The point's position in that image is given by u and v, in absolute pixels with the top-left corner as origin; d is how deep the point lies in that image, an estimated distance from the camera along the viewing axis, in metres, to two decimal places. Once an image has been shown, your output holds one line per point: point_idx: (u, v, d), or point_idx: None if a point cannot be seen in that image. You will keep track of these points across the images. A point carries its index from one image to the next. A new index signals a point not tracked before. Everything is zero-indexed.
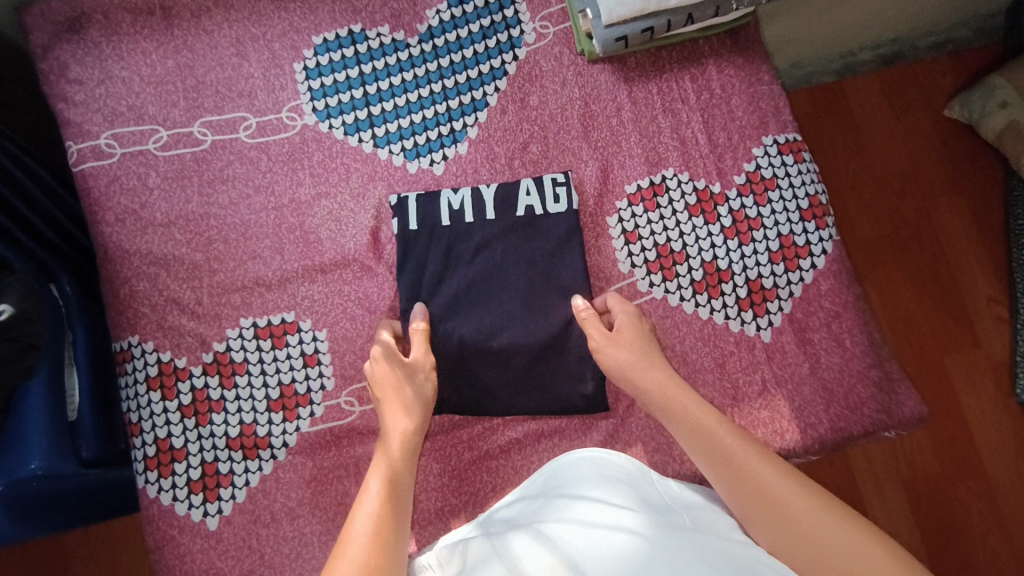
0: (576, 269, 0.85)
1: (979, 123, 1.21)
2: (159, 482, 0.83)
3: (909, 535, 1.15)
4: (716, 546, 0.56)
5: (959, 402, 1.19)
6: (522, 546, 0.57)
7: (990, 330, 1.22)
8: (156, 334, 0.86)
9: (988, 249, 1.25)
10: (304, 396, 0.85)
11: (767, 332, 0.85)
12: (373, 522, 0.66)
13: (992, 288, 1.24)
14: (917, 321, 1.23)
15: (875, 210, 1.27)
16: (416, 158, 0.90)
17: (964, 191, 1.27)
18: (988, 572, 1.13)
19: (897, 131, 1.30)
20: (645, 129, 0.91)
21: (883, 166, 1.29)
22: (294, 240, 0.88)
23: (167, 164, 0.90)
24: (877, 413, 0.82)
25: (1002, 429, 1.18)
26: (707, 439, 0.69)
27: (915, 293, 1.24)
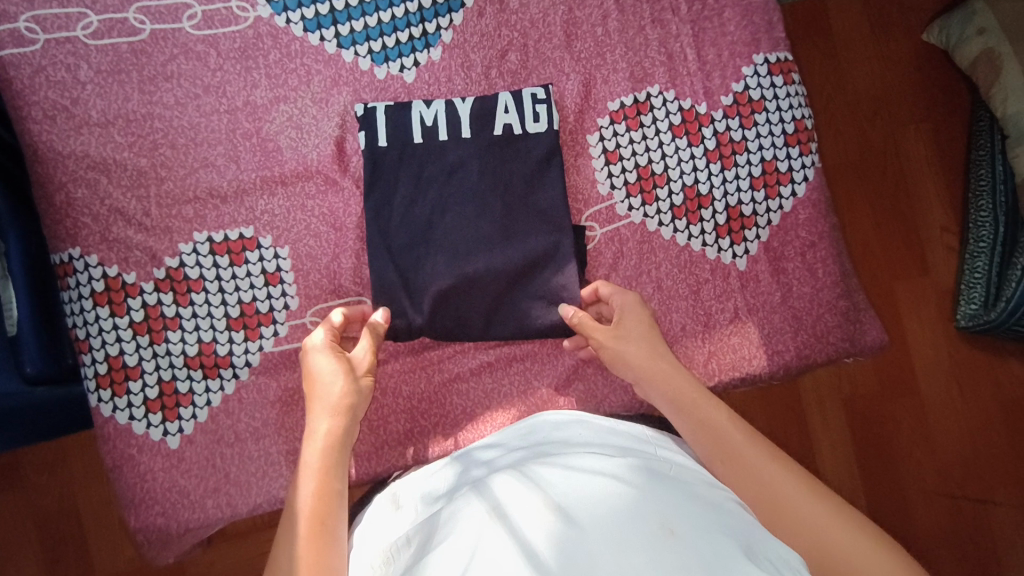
0: (556, 191, 0.81)
1: (955, 48, 1.19)
2: (114, 401, 0.79)
3: (846, 449, 1.22)
4: (698, 490, 0.54)
5: (903, 326, 1.24)
6: (502, 485, 0.56)
7: (940, 258, 1.25)
8: (100, 247, 0.79)
9: (948, 180, 1.27)
10: (267, 315, 0.81)
11: (742, 260, 0.85)
12: (319, 472, 0.63)
13: (947, 218, 1.26)
14: (873, 248, 1.25)
15: (846, 136, 1.26)
16: (384, 62, 0.83)
17: (933, 121, 1.27)
18: (911, 482, 1.22)
19: (877, 55, 1.27)
20: (631, 41, 0.85)
21: (861, 92, 1.26)
22: (250, 148, 0.81)
23: (100, 55, 0.79)
24: (841, 340, 0.85)
25: (938, 353, 1.24)
26: (688, 407, 0.67)
27: (876, 221, 1.25)
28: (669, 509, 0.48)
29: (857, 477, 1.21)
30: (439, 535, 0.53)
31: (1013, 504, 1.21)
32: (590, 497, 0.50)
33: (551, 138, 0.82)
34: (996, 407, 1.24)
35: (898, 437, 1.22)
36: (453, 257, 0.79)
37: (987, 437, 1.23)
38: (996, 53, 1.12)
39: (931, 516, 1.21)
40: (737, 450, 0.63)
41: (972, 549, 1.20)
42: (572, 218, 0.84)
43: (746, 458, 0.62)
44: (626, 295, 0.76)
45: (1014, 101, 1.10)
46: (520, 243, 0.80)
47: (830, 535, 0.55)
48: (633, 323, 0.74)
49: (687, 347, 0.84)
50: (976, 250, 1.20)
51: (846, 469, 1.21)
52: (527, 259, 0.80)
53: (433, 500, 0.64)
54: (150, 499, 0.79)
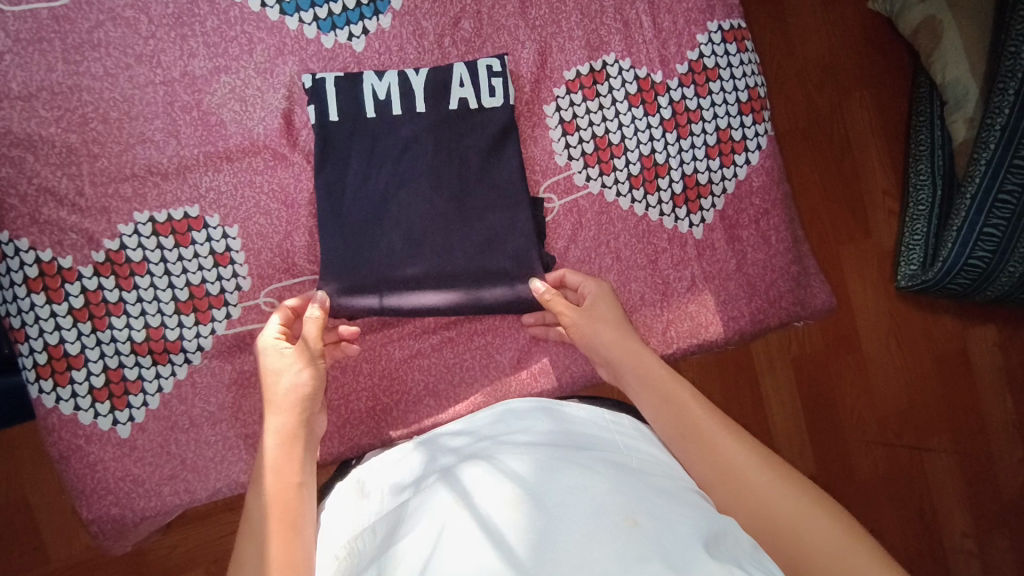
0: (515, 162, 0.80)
1: (899, 15, 1.20)
2: (56, 392, 0.75)
3: (794, 407, 1.27)
4: (659, 482, 0.56)
5: (846, 288, 1.29)
6: (470, 473, 0.56)
7: (882, 222, 1.30)
8: (31, 230, 0.74)
9: (890, 146, 1.31)
10: (218, 297, 0.78)
11: (698, 229, 0.86)
12: (281, 468, 0.62)
13: (888, 182, 1.30)
14: (818, 212, 1.29)
15: (794, 102, 1.28)
16: (331, 31, 0.79)
17: (877, 87, 1.30)
18: (853, 436, 1.28)
19: (824, 21, 1.29)
20: (587, 8, 0.84)
21: (809, 58, 1.28)
22: (191, 122, 0.77)
23: (18, 22, 0.73)
24: (792, 305, 0.88)
25: (880, 314, 1.29)
26: (653, 386, 0.69)
27: (822, 186, 1.29)
28: (634, 503, 0.49)
29: (805, 433, 1.27)
30: (405, 523, 0.53)
31: (945, 450, 1.30)
32: (556, 488, 0.51)
33: (506, 111, 0.80)
34: (932, 362, 1.30)
35: (843, 393, 1.28)
36: (411, 235, 0.77)
37: (923, 389, 1.30)
38: (938, 21, 1.14)
39: (871, 465, 1.28)
40: (700, 427, 0.64)
41: (908, 493, 1.28)
42: (530, 190, 0.83)
43: (708, 438, 0.63)
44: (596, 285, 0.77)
45: (954, 66, 1.13)
46: (481, 217, 0.78)
47: (783, 509, 0.57)
48: (604, 311, 0.75)
49: (646, 316, 0.85)
50: (915, 213, 1.24)
51: (793, 426, 1.27)
52: (493, 239, 0.78)
53: (399, 489, 0.63)
54: (102, 489, 0.76)
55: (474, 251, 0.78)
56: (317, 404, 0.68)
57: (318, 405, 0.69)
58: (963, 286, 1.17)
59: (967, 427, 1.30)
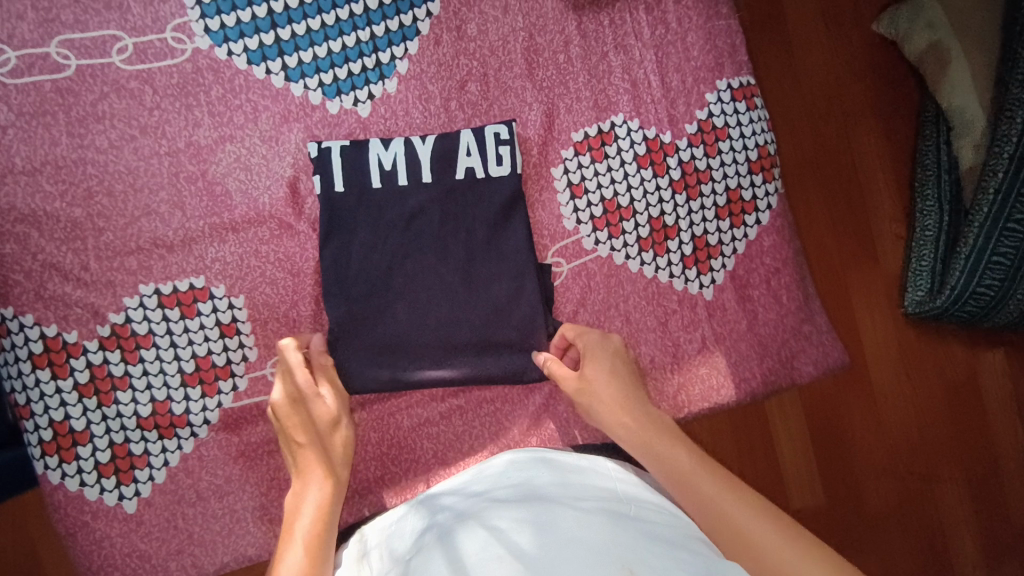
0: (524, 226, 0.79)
1: (904, 42, 1.18)
2: (62, 468, 0.75)
3: (805, 443, 1.23)
4: (656, 532, 0.55)
5: (856, 318, 1.24)
6: (465, 536, 0.54)
7: (890, 250, 1.26)
8: (36, 305, 0.73)
9: (896, 171, 1.26)
10: (224, 368, 0.77)
11: (709, 290, 0.85)
12: (320, 512, 0.66)
13: (895, 209, 1.26)
14: (826, 242, 1.24)
15: (801, 129, 1.24)
16: (336, 96, 0.78)
17: (882, 112, 1.26)
18: (862, 468, 1.24)
19: (832, 48, 1.24)
20: (594, 68, 0.83)
21: (815, 86, 1.24)
22: (196, 192, 0.76)
23: (21, 95, 0.72)
24: (804, 365, 0.87)
25: (889, 342, 1.25)
26: (653, 452, 0.69)
27: (830, 216, 1.24)
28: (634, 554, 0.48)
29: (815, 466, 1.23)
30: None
31: (955, 479, 1.26)
32: (553, 544, 0.50)
33: (513, 180, 0.79)
34: (941, 389, 1.26)
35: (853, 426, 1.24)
36: (422, 303, 0.77)
37: (934, 418, 1.26)
38: (944, 47, 1.12)
39: (882, 495, 1.24)
40: (702, 487, 0.64)
41: (916, 524, 1.25)
42: (539, 255, 0.82)
43: (716, 503, 0.62)
44: (592, 336, 0.77)
45: (961, 93, 1.11)
46: (489, 288, 0.78)
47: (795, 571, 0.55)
48: (598, 370, 0.74)
49: (657, 379, 0.84)
50: (923, 240, 1.21)
51: (804, 464, 1.23)
52: (505, 312, 0.78)
53: (395, 548, 0.61)
54: (109, 565, 0.75)
55: (484, 323, 0.78)
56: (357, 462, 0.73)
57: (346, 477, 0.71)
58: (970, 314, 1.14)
59: (978, 456, 1.26)
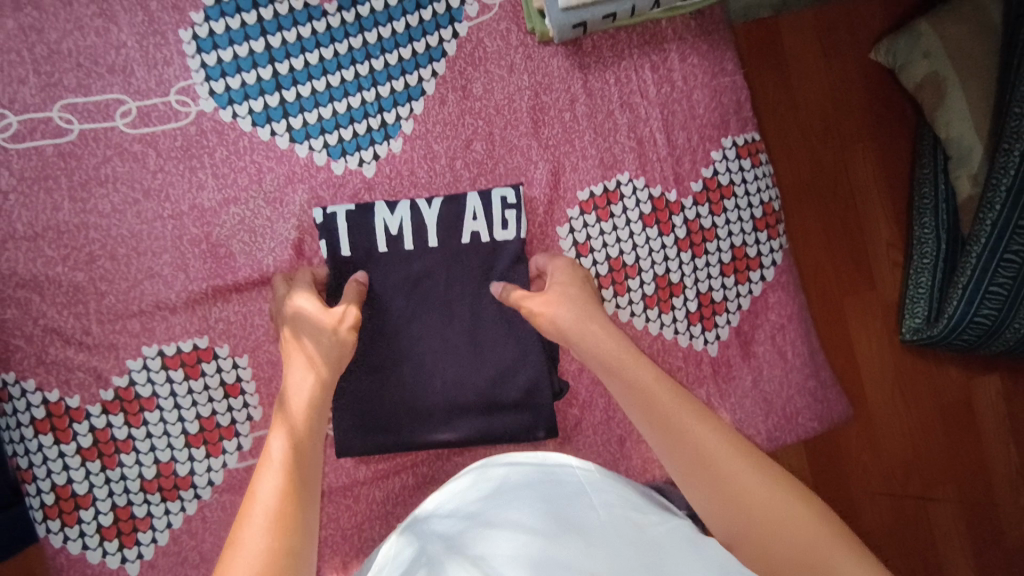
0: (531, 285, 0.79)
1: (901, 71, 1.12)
2: (64, 532, 0.74)
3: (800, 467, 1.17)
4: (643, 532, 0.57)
5: (852, 346, 1.20)
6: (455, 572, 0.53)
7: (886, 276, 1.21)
8: (37, 371, 0.73)
9: (892, 198, 1.22)
10: (228, 428, 0.77)
11: (713, 345, 0.85)
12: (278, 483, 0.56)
13: (893, 236, 1.21)
14: (824, 267, 1.20)
15: (796, 155, 1.20)
16: (341, 156, 0.77)
17: (879, 139, 1.21)
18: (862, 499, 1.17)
19: (829, 74, 1.20)
20: (600, 126, 0.83)
21: (811, 112, 1.20)
22: (200, 255, 0.75)
23: (23, 160, 0.72)
24: (809, 420, 0.87)
25: (885, 367, 1.19)
26: (649, 404, 0.61)
27: (825, 243, 1.20)
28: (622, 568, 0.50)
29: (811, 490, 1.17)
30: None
31: (949, 499, 1.18)
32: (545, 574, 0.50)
33: (518, 245, 0.79)
34: (935, 411, 1.19)
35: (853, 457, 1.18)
36: (429, 364, 0.77)
37: (928, 440, 1.18)
38: (942, 77, 1.05)
39: (876, 516, 1.17)
40: (708, 451, 0.57)
41: (913, 546, 1.16)
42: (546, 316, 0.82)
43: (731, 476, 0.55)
44: (560, 261, 0.77)
45: (957, 124, 1.04)
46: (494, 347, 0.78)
47: (768, 510, 0.53)
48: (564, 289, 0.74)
49: None
50: (920, 266, 1.15)
51: None
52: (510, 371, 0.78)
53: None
54: None
55: (491, 385, 0.77)
56: (326, 422, 0.65)
57: (328, 403, 0.66)
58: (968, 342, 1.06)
59: (975, 480, 1.18)
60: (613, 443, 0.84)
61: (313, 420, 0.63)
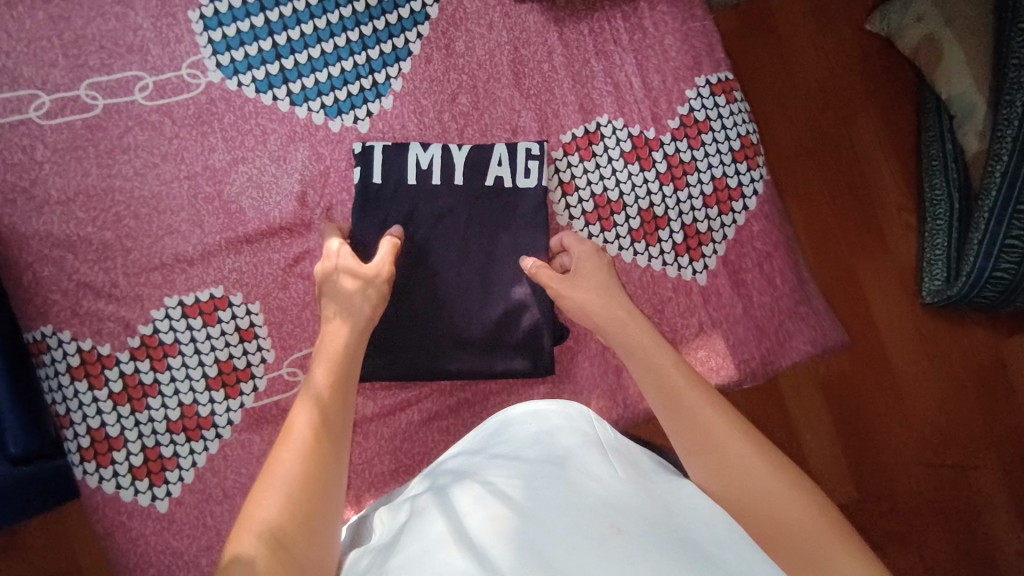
0: (526, 219, 0.83)
1: (897, 36, 1.18)
2: (99, 472, 0.81)
3: (830, 437, 1.21)
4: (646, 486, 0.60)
5: (868, 305, 1.23)
6: (456, 498, 0.58)
7: (900, 238, 1.25)
8: (73, 322, 0.80)
9: (899, 159, 1.26)
10: (244, 371, 0.83)
11: (702, 275, 0.88)
12: (306, 450, 0.60)
13: (902, 197, 1.25)
14: (832, 233, 1.23)
15: (798, 125, 1.24)
16: (338, 116, 0.84)
17: (880, 104, 1.25)
18: (894, 461, 1.22)
19: (822, 46, 1.25)
20: (578, 74, 0.88)
21: (809, 82, 1.24)
22: (213, 212, 0.82)
23: (55, 134, 0.80)
24: (802, 344, 0.89)
25: (905, 328, 1.24)
26: (662, 381, 0.66)
27: (831, 208, 1.24)
28: (619, 517, 0.54)
29: (844, 461, 1.21)
30: (396, 547, 0.57)
31: (990, 466, 1.22)
32: (544, 512, 0.54)
33: (537, 193, 0.83)
34: (967, 376, 1.23)
35: (876, 415, 1.22)
36: (431, 304, 0.82)
37: (959, 407, 1.23)
38: (938, 38, 1.12)
39: (914, 484, 1.21)
40: (707, 426, 0.62)
41: (955, 513, 1.21)
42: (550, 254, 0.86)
43: (725, 447, 0.60)
44: (585, 244, 0.79)
45: (958, 80, 1.11)
46: (489, 279, 0.83)
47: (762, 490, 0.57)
48: (590, 271, 0.77)
49: None
50: (934, 228, 1.20)
51: (829, 453, 1.21)
52: (504, 304, 0.82)
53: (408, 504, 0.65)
54: (144, 561, 0.81)
55: (490, 320, 0.82)
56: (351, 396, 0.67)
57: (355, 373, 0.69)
58: (993, 299, 1.10)
59: (1012, 449, 1.22)
60: (610, 374, 0.88)
61: (339, 399, 0.65)
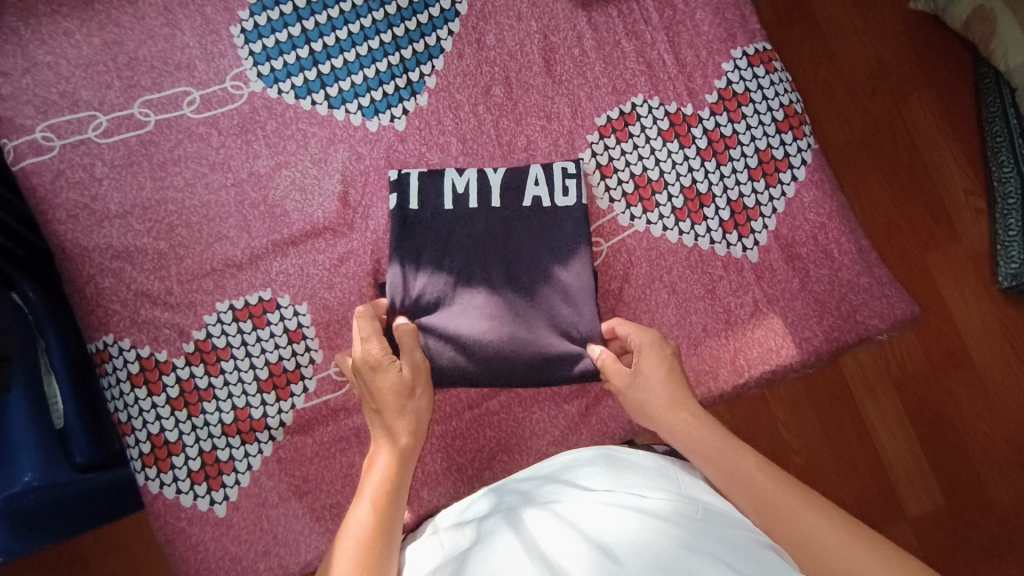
0: (567, 236, 0.81)
1: (946, 11, 1.13)
2: (160, 477, 0.81)
3: (911, 442, 1.13)
4: (732, 535, 0.51)
5: (942, 296, 1.15)
6: (534, 523, 0.53)
7: (969, 223, 1.16)
8: (132, 330, 0.82)
9: (961, 140, 1.18)
10: (294, 372, 0.83)
11: (753, 252, 0.85)
12: (377, 497, 0.64)
13: (969, 180, 1.17)
14: (897, 224, 1.16)
15: (849, 116, 1.19)
16: (375, 115, 0.86)
17: (935, 85, 1.19)
18: (988, 470, 1.12)
19: (866, 32, 1.21)
20: (609, 56, 0.87)
21: (856, 70, 1.20)
22: (259, 216, 0.84)
23: (112, 151, 0.84)
24: (870, 318, 0.83)
25: (987, 322, 1.14)
26: (696, 431, 0.67)
27: (895, 196, 1.17)
28: (702, 560, 0.45)
29: (927, 466, 1.12)
30: (463, 568, 0.51)
31: None
32: (621, 542, 0.48)
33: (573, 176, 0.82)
34: None
35: (961, 416, 1.13)
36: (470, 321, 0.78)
37: None
38: (989, 9, 1.06)
39: (1011, 491, 1.11)
40: (750, 475, 0.62)
41: None
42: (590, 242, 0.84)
43: (771, 494, 0.59)
44: (645, 332, 0.74)
45: (1016, 51, 1.03)
46: (530, 286, 0.80)
47: (821, 535, 0.56)
48: (652, 362, 0.71)
49: (712, 347, 0.83)
50: (1006, 209, 1.12)
51: (911, 457, 1.12)
52: (552, 288, 0.80)
53: (468, 526, 0.60)
54: (205, 568, 0.80)
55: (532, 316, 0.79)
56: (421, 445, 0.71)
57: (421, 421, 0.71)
58: None
59: None
60: None
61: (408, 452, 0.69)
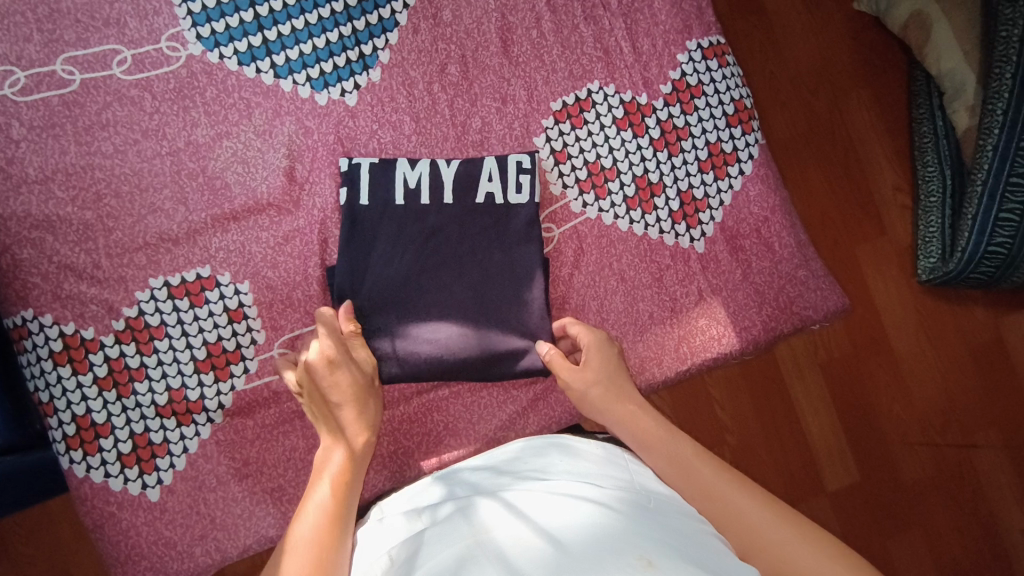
0: (520, 233, 0.81)
1: (885, 14, 1.17)
2: (86, 461, 0.77)
3: (834, 423, 1.19)
4: (680, 524, 0.53)
5: (868, 286, 1.21)
6: (486, 514, 0.53)
7: (896, 218, 1.23)
8: (54, 306, 0.77)
9: (893, 140, 1.24)
10: (235, 353, 0.80)
11: (700, 243, 0.87)
12: (327, 500, 0.64)
13: (898, 178, 1.24)
14: (832, 218, 1.22)
15: (793, 111, 1.23)
16: (324, 88, 0.82)
17: (872, 85, 1.24)
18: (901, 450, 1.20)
19: (812, 29, 1.24)
20: (567, 40, 0.86)
21: (801, 65, 1.23)
22: (198, 188, 0.80)
23: (31, 111, 0.77)
24: (805, 310, 0.87)
25: (906, 312, 1.22)
26: (638, 424, 0.70)
27: (832, 191, 1.22)
28: (652, 545, 0.46)
29: (848, 446, 1.19)
30: (416, 560, 0.50)
31: (993, 445, 1.21)
32: (574, 531, 0.49)
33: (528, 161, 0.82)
34: (966, 354, 1.22)
35: (880, 400, 1.21)
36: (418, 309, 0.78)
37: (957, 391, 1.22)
38: (927, 14, 1.10)
39: (919, 468, 1.20)
40: (687, 461, 0.64)
41: (963, 496, 1.20)
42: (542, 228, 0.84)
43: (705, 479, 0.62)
44: (595, 333, 0.77)
45: (948, 57, 1.08)
46: (482, 273, 0.79)
47: (750, 516, 0.58)
48: (601, 361, 0.74)
49: (657, 334, 0.85)
50: (928, 205, 1.18)
51: (834, 437, 1.19)
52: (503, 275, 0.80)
53: (420, 515, 0.60)
54: (136, 553, 0.77)
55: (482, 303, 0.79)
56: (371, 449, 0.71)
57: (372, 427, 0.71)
58: (990, 275, 1.07)
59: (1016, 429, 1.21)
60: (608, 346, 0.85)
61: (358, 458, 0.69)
